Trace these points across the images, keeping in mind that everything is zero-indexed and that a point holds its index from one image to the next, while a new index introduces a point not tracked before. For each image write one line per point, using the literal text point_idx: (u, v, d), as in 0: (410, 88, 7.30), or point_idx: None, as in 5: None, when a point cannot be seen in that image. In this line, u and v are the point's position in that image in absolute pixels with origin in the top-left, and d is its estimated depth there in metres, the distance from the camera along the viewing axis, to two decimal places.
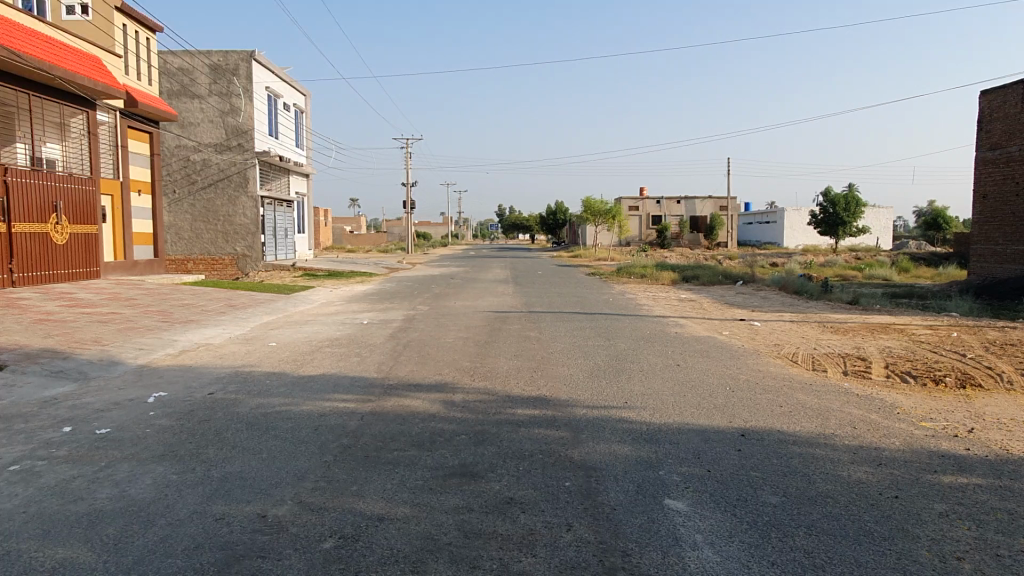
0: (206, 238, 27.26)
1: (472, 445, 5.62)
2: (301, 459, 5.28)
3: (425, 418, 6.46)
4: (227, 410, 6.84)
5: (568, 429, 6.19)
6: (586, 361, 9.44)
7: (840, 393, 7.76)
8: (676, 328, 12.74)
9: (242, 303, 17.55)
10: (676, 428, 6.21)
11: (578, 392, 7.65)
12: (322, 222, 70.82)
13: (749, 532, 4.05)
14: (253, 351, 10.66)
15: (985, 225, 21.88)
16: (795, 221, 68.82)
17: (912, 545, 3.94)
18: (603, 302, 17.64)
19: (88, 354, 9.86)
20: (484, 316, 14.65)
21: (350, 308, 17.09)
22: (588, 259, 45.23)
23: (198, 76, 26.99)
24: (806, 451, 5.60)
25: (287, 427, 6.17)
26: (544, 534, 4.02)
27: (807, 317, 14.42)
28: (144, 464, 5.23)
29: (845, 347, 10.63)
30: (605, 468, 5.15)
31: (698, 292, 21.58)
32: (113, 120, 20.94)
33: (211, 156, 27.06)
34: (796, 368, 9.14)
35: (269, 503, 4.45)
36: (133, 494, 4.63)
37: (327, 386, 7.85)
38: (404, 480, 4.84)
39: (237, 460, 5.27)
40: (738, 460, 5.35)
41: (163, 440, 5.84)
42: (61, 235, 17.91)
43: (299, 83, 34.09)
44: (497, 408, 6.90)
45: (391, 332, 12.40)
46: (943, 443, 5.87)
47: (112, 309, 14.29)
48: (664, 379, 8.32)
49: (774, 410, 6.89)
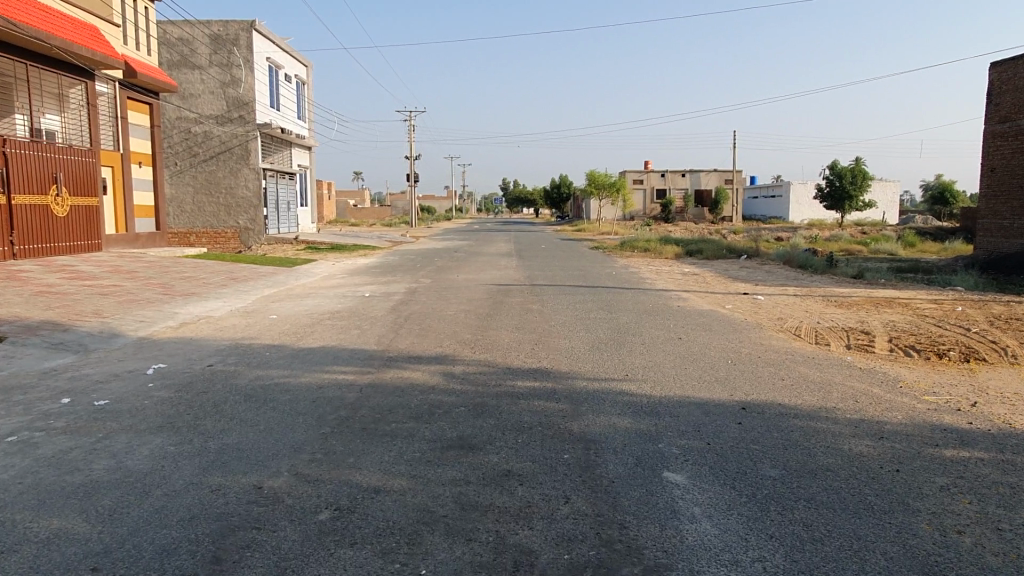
0: (208, 211, 27.19)
1: (471, 418, 5.59)
2: (298, 431, 5.26)
3: (424, 390, 6.43)
4: (226, 382, 6.83)
5: (567, 401, 6.16)
6: (587, 334, 9.39)
7: (843, 366, 7.71)
8: (679, 301, 12.67)
9: (244, 276, 17.52)
10: (678, 401, 6.17)
11: (579, 364, 7.61)
12: (326, 196, 70.54)
13: (748, 505, 4.02)
14: (254, 323, 10.63)
15: (992, 199, 21.69)
16: (801, 194, 68.40)
17: (912, 519, 3.90)
18: (606, 276, 17.55)
19: (89, 326, 9.84)
20: (486, 289, 14.57)
21: (352, 281, 17.04)
22: (593, 233, 45.06)
23: (198, 46, 26.73)
24: (808, 425, 5.55)
25: (285, 398, 6.15)
26: (541, 507, 3.99)
27: (810, 291, 14.34)
28: (142, 435, 5.21)
29: (849, 320, 10.58)
30: (603, 441, 5.12)
31: (702, 265, 21.51)
32: (112, 91, 20.77)
33: (212, 128, 26.88)
34: (799, 341, 9.09)
35: (265, 474, 4.43)
36: (130, 466, 4.61)
37: (327, 359, 7.83)
38: (402, 452, 4.81)
39: (234, 432, 5.25)
40: (738, 433, 5.31)
41: (162, 412, 5.82)
42: (61, 208, 17.85)
43: (300, 53, 33.68)
44: (497, 380, 6.88)
45: (393, 305, 12.36)
46: (946, 417, 5.83)
47: (113, 282, 14.27)
48: (665, 352, 8.27)
49: (776, 384, 6.85)
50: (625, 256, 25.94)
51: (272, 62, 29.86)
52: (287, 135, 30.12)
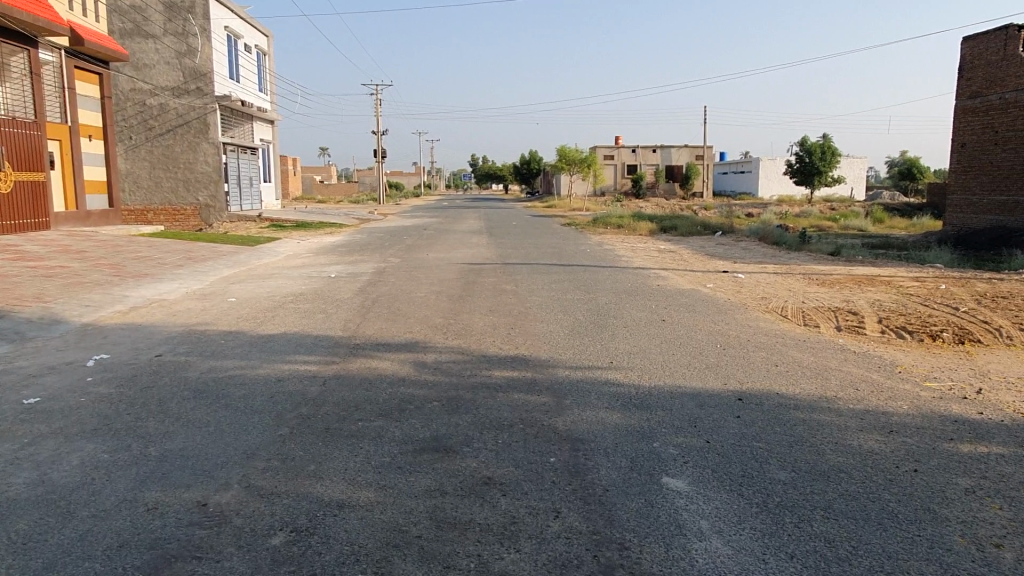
0: (166, 187, 26.01)
1: (445, 414, 5.07)
2: (253, 433, 4.69)
3: (393, 382, 5.90)
4: (173, 375, 6.22)
5: (550, 393, 5.69)
6: (566, 317, 8.91)
7: (835, 350, 7.33)
8: (658, 280, 12.24)
9: (202, 255, 16.70)
10: (669, 392, 5.73)
11: (561, 350, 7.13)
12: (291, 171, 68.86)
13: (761, 517, 3.57)
14: (211, 308, 9.96)
15: (962, 174, 21.61)
16: (770, 170, 68.51)
17: (943, 530, 3.49)
18: (581, 254, 17.09)
19: (28, 312, 9.10)
20: (458, 269, 14.02)
21: (318, 261, 16.35)
22: (564, 209, 44.49)
23: (152, 15, 25.51)
24: (813, 418, 5.14)
25: (239, 395, 5.56)
26: (528, 523, 3.51)
27: (790, 268, 14.04)
28: (73, 441, 4.62)
29: (834, 299, 10.24)
30: (593, 440, 4.64)
31: (678, 242, 21.14)
32: (58, 60, 19.66)
33: (169, 101, 25.70)
34: (787, 323, 8.70)
35: (211, 488, 3.88)
36: (55, 479, 4.01)
37: (287, 347, 7.26)
38: (369, 457, 4.29)
39: (179, 435, 4.67)
40: (738, 429, 4.88)
41: (99, 412, 5.21)
42: (5, 184, 16.85)
43: (260, 23, 32.43)
44: (472, 369, 6.36)
45: (359, 287, 11.73)
46: (954, 407, 5.45)
47: (60, 263, 13.42)
48: (650, 336, 7.81)
49: (770, 370, 6.46)
50: (598, 232, 25.50)
51: (230, 30, 28.66)
52: (248, 108, 29.03)
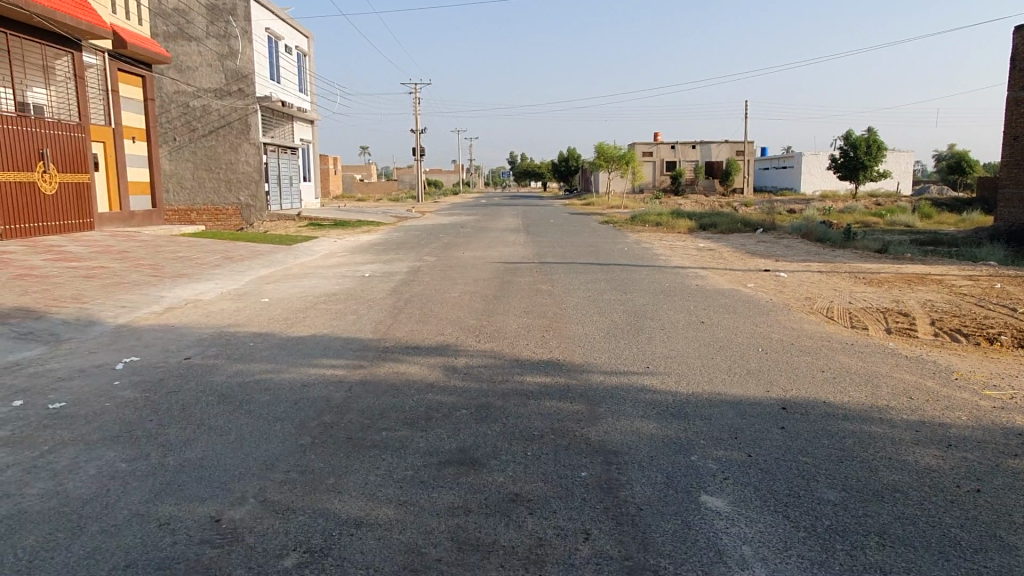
0: (208, 187, 26.31)
1: (473, 424, 4.86)
2: (273, 443, 4.55)
3: (421, 389, 5.71)
4: (200, 378, 6.13)
5: (583, 400, 5.45)
6: (602, 318, 8.64)
7: (886, 354, 6.93)
8: (698, 280, 11.89)
9: (240, 254, 16.81)
10: (708, 400, 5.43)
11: (595, 354, 6.87)
12: (331, 171, 69.46)
13: (808, 544, 3.29)
14: (244, 308, 9.92)
15: (1015, 167, 20.54)
16: (813, 165, 67.08)
17: (1013, 561, 3.16)
18: (619, 252, 16.76)
19: (65, 313, 9.14)
20: (494, 268, 13.84)
21: (354, 260, 16.31)
22: (602, 207, 44.01)
23: (194, 17, 25.80)
24: (863, 429, 4.81)
25: (264, 400, 5.43)
26: (555, 546, 3.28)
27: (836, 267, 13.54)
28: (94, 449, 4.53)
29: (884, 299, 9.79)
30: (628, 452, 4.39)
31: (719, 241, 20.65)
32: (102, 63, 20.01)
33: (211, 102, 25.99)
34: (833, 325, 8.30)
35: (227, 502, 3.73)
36: (71, 490, 3.93)
37: (316, 349, 7.14)
38: (391, 470, 4.11)
39: (199, 444, 4.55)
40: (783, 442, 4.58)
41: (122, 417, 5.13)
42: (50, 185, 17.13)
43: (300, 24, 32.67)
44: (503, 374, 6.15)
45: (392, 287, 11.61)
46: (1018, 418, 5.06)
47: (100, 263, 13.56)
48: (688, 339, 7.51)
49: (816, 376, 6.11)
50: (636, 229, 25.12)
51: (271, 32, 28.91)
52: (287, 109, 29.25)
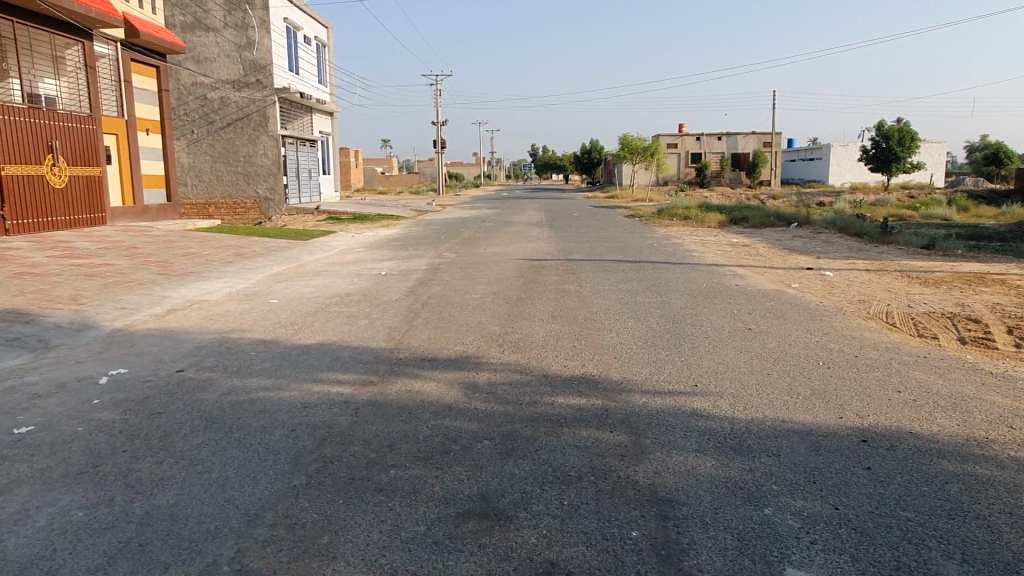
0: (225, 180, 25.78)
1: (498, 460, 4.12)
2: (262, 484, 3.83)
3: (438, 412, 4.96)
4: (190, 397, 5.42)
5: (625, 428, 4.68)
6: (637, 324, 7.87)
7: (966, 370, 6.08)
8: (738, 279, 11.06)
9: (253, 251, 16.17)
10: (773, 430, 4.62)
11: (636, 369, 6.09)
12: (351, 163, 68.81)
13: None
14: (251, 311, 9.23)
15: None
16: (842, 156, 65.45)
17: None
18: (648, 249, 15.92)
19: (58, 316, 8.51)
20: (518, 266, 13.07)
21: (371, 257, 15.61)
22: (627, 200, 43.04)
23: (212, 7, 25.18)
24: (968, 471, 4.00)
25: (257, 427, 4.71)
26: None
27: (883, 265, 12.59)
28: (49, 490, 3.79)
29: (946, 302, 8.91)
30: (687, 503, 3.61)
31: (752, 235, 19.66)
32: (114, 53, 19.44)
33: (229, 93, 25.43)
34: (898, 333, 7.44)
35: (194, 571, 2.99)
36: (10, 548, 3.18)
37: (325, 362, 6.40)
38: (398, 526, 3.36)
39: (174, 486, 3.82)
40: (872, 488, 3.78)
41: (92, 448, 4.40)
42: (60, 178, 16.60)
43: (320, 14, 32.12)
44: (531, 395, 5.36)
45: (409, 287, 10.84)
46: None
47: (106, 260, 12.98)
48: (738, 351, 6.69)
49: (895, 399, 5.28)
50: (664, 224, 24.25)
51: (290, 22, 28.31)
52: (306, 100, 28.62)
